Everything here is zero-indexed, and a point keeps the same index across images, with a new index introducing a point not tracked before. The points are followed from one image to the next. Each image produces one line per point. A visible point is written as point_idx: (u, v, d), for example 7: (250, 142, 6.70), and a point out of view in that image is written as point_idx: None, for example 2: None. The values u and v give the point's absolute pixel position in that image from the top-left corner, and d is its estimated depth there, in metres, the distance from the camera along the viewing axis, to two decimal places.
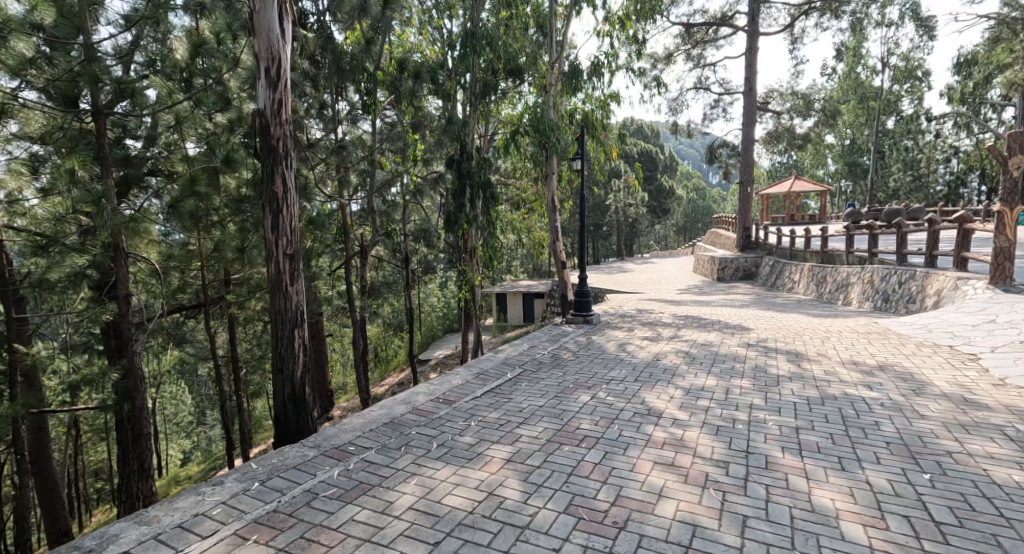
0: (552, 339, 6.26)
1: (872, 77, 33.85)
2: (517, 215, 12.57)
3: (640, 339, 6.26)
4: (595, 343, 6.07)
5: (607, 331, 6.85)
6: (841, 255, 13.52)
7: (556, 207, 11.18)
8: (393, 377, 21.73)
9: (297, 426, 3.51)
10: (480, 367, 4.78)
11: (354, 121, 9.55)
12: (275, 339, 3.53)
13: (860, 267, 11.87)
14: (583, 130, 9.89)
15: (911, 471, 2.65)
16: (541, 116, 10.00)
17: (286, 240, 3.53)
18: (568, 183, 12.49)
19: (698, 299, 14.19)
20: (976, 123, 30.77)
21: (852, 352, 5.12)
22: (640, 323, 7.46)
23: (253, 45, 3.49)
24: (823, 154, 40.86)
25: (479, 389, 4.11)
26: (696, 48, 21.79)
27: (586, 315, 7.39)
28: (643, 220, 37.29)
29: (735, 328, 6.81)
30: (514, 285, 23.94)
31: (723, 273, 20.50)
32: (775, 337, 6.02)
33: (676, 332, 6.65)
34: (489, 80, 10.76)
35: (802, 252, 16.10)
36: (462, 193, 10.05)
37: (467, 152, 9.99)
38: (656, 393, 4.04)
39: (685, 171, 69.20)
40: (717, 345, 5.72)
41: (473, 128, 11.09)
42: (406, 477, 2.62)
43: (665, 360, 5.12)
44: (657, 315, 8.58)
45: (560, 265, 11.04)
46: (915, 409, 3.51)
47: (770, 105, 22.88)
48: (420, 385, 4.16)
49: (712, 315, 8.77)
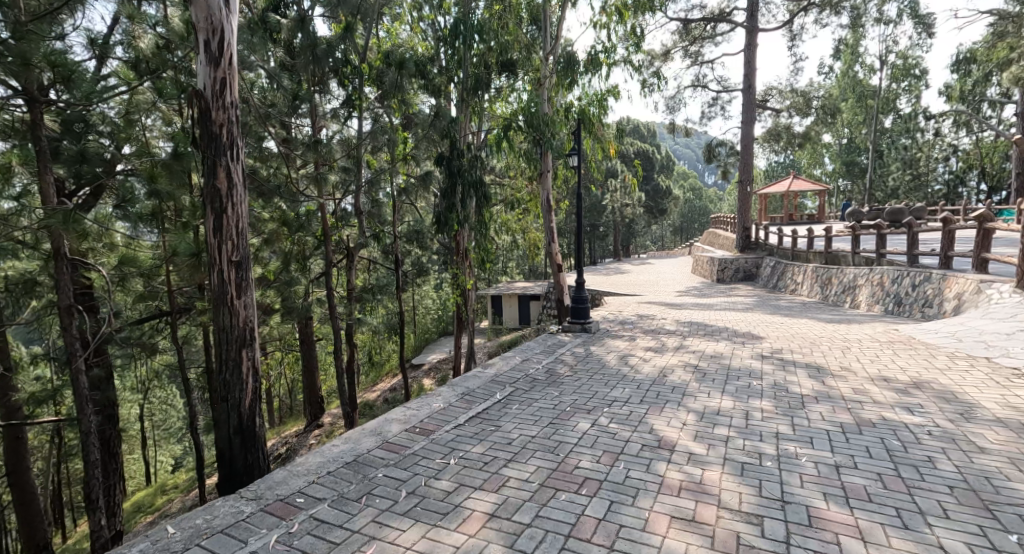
0: (547, 350, 5.73)
1: (870, 76, 33.58)
2: (511, 216, 11.99)
3: (643, 350, 5.74)
4: (594, 355, 5.55)
5: (606, 340, 6.33)
6: (846, 256, 13.04)
7: (552, 207, 10.70)
8: (383, 384, 21.56)
9: (245, 464, 2.99)
10: (466, 387, 4.26)
11: (336, 116, 9.01)
12: (219, 360, 3.00)
13: (868, 268, 11.40)
14: (580, 126, 9.39)
15: (990, 530, 2.16)
16: (534, 110, 9.44)
17: (231, 245, 3.01)
18: (564, 182, 11.96)
19: (699, 302, 13.71)
20: (975, 122, 30.44)
21: (880, 367, 4.61)
22: (642, 331, 6.94)
23: (190, 13, 2.95)
24: (820, 154, 40.57)
25: (463, 415, 3.58)
26: (695, 45, 21.38)
27: (584, 322, 6.87)
28: (640, 220, 36.86)
29: (744, 336, 6.31)
30: (509, 286, 23.46)
31: (723, 274, 20.04)
32: (791, 348, 5.50)
33: (681, 341, 6.14)
34: (480, 73, 10.01)
35: (805, 253, 15.64)
36: (452, 193, 9.56)
37: (457, 150, 9.52)
38: (665, 419, 3.52)
39: (682, 171, 68.88)
40: (728, 357, 5.20)
41: (465, 124, 10.54)
42: (364, 545, 2.12)
43: (672, 376, 4.60)
44: (658, 320, 8.10)
45: (556, 267, 10.52)
46: (970, 440, 3.00)
47: (769, 103, 22.47)
48: (394, 410, 3.63)
49: (717, 321, 8.27)
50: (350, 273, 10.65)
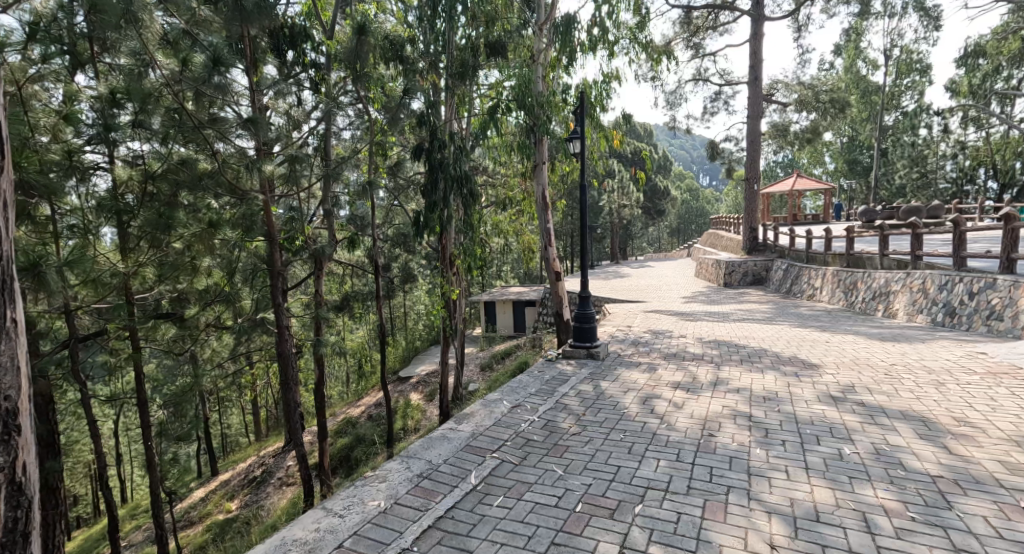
0: (544, 390, 4.36)
1: (873, 72, 32.48)
2: (504, 217, 10.77)
3: (670, 387, 4.38)
4: (608, 397, 4.20)
5: (619, 372, 4.96)
6: (873, 259, 11.75)
7: (548, 206, 9.41)
8: (369, 398, 20.21)
9: None
10: (427, 462, 2.96)
11: (286, 95, 7.04)
12: None
13: (904, 272, 10.11)
14: (581, 106, 7.97)
15: None
16: (527, 85, 7.93)
17: None
18: (561, 177, 10.67)
19: (710, 311, 12.41)
20: (983, 118, 29.39)
21: (1015, 422, 3.27)
22: (662, 357, 5.59)
23: None
24: (821, 153, 39.48)
25: (412, 530, 2.30)
26: (696, 37, 20.16)
27: (589, 346, 5.53)
28: (637, 222, 35.65)
29: (794, 366, 4.98)
30: (502, 292, 22.11)
31: (730, 278, 18.80)
32: (869, 387, 4.15)
33: (716, 373, 4.80)
34: (469, 57, 8.71)
35: (822, 255, 14.40)
36: (434, 190, 8.22)
37: (439, 139, 8.18)
38: (738, 533, 2.22)
39: (679, 172, 67.90)
40: (789, 402, 3.85)
41: (447, 113, 9.17)
42: None
43: (721, 435, 3.27)
44: (677, 339, 6.76)
45: (554, 275, 9.16)
46: None
47: (775, 96, 21.23)
48: (304, 518, 2.40)
49: (746, 339, 6.94)
50: (319, 284, 9.32)
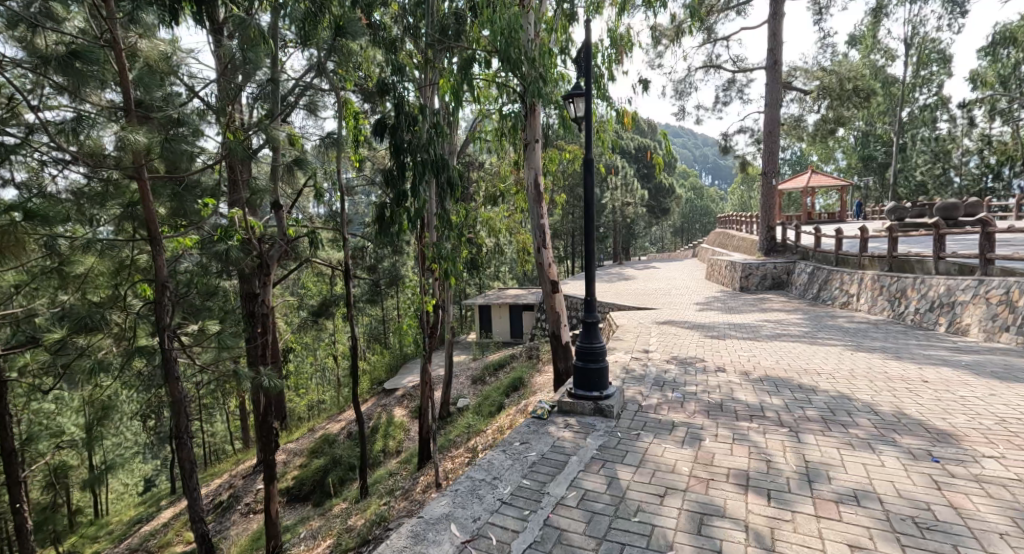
0: (523, 495, 2.70)
1: (890, 62, 30.44)
2: (494, 213, 9.09)
3: (734, 490, 2.70)
4: (635, 511, 2.56)
5: (642, 444, 3.27)
6: (923, 263, 9.98)
7: (543, 198, 7.57)
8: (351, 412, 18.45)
9: None
10: None
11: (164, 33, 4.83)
12: None
13: (976, 281, 8.31)
14: (586, 63, 6.13)
15: None
16: (516, 33, 6.03)
17: None
18: (564, 167, 8.83)
19: (734, 322, 10.62)
20: (1009, 111, 27.42)
21: None
22: (705, 411, 3.84)
23: None
24: (832, 148, 37.46)
25: None
26: (709, 18, 18.20)
27: (598, 399, 3.76)
28: (642, 221, 33.82)
29: (917, 437, 3.26)
30: (497, 296, 20.34)
31: (747, 281, 16.89)
32: None
33: (800, 452, 3.10)
34: (451, 18, 6.86)
35: (855, 257, 12.64)
36: (401, 176, 6.37)
37: (407, 113, 6.30)
38: None
39: (682, 169, 65.76)
40: None
41: (425, 87, 7.35)
42: None
43: None
44: (716, 375, 4.97)
45: (551, 285, 7.34)
46: None
47: (793, 83, 19.27)
48: None
49: (807, 372, 5.19)
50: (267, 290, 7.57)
